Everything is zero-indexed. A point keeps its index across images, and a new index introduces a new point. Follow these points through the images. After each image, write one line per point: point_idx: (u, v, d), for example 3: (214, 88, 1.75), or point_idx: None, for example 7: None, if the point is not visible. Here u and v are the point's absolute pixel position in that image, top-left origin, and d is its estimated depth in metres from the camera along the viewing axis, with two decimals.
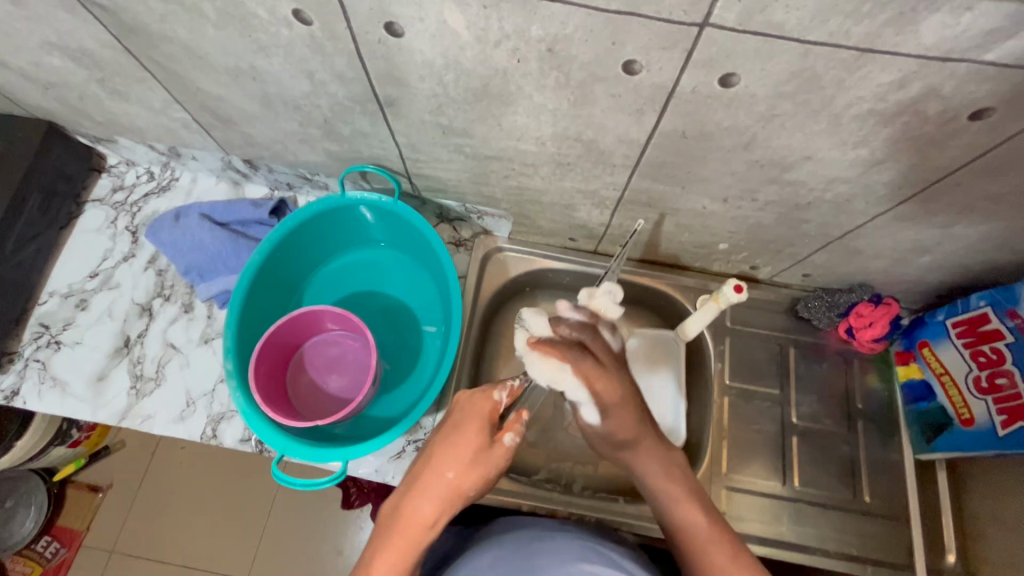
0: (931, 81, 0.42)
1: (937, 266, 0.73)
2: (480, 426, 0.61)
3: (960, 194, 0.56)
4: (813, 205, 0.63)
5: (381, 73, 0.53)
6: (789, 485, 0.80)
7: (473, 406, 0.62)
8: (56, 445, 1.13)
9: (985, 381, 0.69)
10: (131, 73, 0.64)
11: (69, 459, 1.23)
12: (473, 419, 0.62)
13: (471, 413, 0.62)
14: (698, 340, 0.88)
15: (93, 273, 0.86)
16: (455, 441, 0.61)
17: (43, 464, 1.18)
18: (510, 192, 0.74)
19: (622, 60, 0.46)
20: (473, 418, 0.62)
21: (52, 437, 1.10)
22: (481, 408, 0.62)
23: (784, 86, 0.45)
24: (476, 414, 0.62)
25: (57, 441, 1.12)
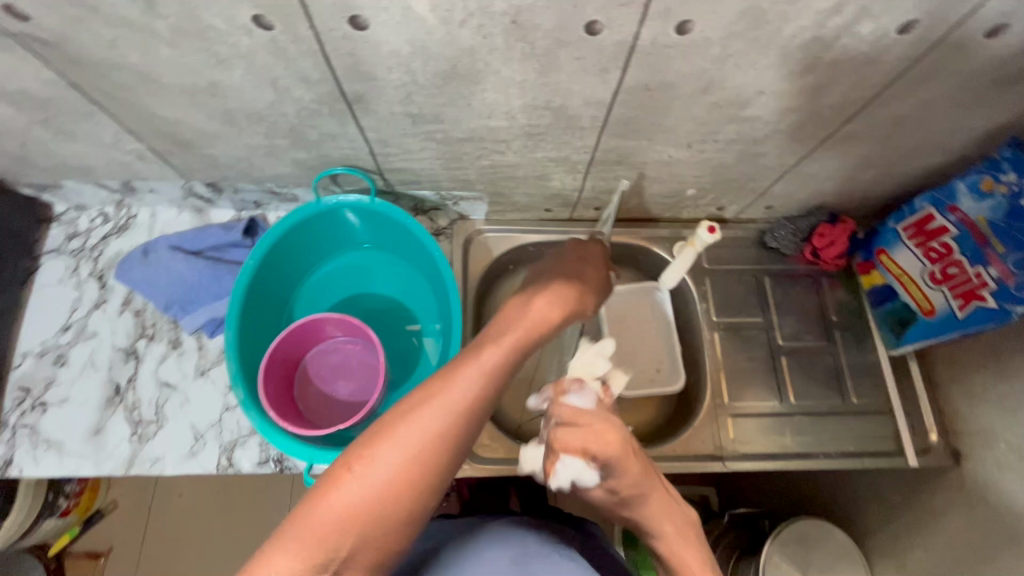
0: (863, 3, 0.46)
1: (883, 178, 0.80)
2: (550, 318, 0.58)
3: (896, 105, 0.62)
4: (769, 137, 0.68)
5: (348, 70, 0.54)
6: (786, 402, 0.86)
7: (546, 297, 0.59)
8: (45, 519, 1.07)
9: (939, 273, 0.77)
10: (77, 109, 0.61)
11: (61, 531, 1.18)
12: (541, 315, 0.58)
13: (545, 302, 0.59)
14: (681, 285, 0.93)
15: (65, 326, 0.82)
16: (526, 317, 0.57)
17: (34, 541, 1.13)
18: (484, 172, 0.76)
19: (584, 22, 0.48)
20: (546, 300, 0.59)
21: (40, 511, 1.04)
22: (555, 302, 0.59)
23: (735, 26, 0.48)
24: (549, 302, 0.59)
25: (45, 514, 1.07)
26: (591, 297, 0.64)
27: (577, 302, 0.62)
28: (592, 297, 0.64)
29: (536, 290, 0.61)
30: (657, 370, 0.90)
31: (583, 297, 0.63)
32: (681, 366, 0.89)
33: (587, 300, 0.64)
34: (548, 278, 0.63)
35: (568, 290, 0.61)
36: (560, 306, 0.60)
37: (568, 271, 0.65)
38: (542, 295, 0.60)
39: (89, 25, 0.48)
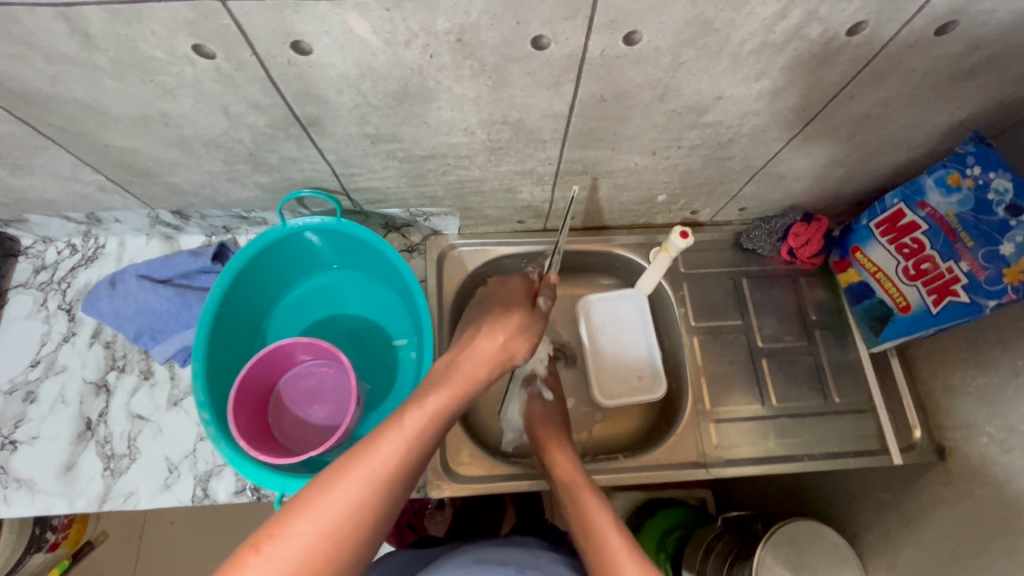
0: (809, 7, 0.46)
1: (852, 176, 0.80)
2: (476, 375, 0.57)
3: (856, 106, 0.62)
4: (733, 142, 0.67)
5: (298, 94, 0.53)
6: (769, 404, 0.85)
7: (472, 354, 0.59)
8: (33, 553, 1.05)
9: (912, 269, 0.77)
10: (29, 144, 0.61)
11: (49, 566, 1.14)
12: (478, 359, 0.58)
13: (470, 361, 0.58)
14: (659, 291, 0.93)
15: (35, 361, 0.81)
16: (460, 367, 0.57)
17: None
18: (451, 188, 0.75)
19: (530, 37, 0.47)
20: (473, 356, 0.58)
21: (27, 546, 1.02)
22: (481, 357, 0.59)
23: (683, 34, 0.48)
24: (476, 360, 0.58)
25: (33, 549, 1.04)
26: (523, 342, 0.62)
27: (505, 352, 0.61)
28: (524, 342, 0.63)
29: (464, 348, 0.60)
30: (639, 378, 0.89)
31: (513, 344, 0.61)
32: (662, 376, 0.88)
33: (518, 345, 0.62)
34: (480, 325, 0.62)
35: (493, 343, 0.60)
36: (489, 360, 0.59)
37: (497, 317, 0.63)
38: (467, 353, 0.59)
39: (29, 62, 0.47)
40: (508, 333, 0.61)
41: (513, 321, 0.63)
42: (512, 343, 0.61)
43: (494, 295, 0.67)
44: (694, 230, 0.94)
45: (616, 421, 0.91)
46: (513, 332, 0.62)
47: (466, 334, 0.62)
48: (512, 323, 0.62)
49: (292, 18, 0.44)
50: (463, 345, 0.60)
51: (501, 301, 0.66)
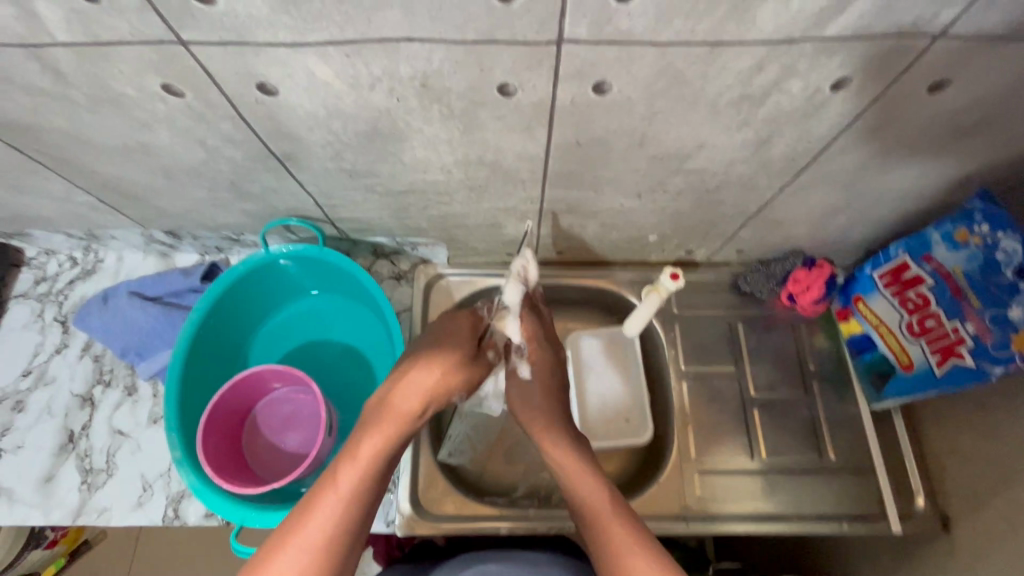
0: (786, 62, 0.44)
1: (854, 224, 0.76)
2: (409, 412, 0.59)
3: (849, 157, 0.59)
4: (721, 188, 0.65)
5: (270, 131, 0.53)
6: (758, 458, 0.81)
7: (405, 391, 0.60)
8: (32, 548, 1.06)
9: (916, 325, 0.72)
10: (21, 167, 0.63)
11: (48, 561, 1.17)
12: (409, 398, 0.60)
13: (404, 397, 0.60)
14: (650, 331, 0.90)
15: (26, 371, 0.83)
16: (390, 408, 0.59)
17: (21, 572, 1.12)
18: (434, 221, 0.75)
19: (495, 85, 0.47)
20: (404, 392, 0.60)
21: (25, 541, 1.03)
22: (414, 394, 0.60)
23: (654, 85, 0.46)
24: (409, 396, 0.60)
25: (31, 544, 1.06)
26: (461, 377, 0.64)
27: (442, 388, 0.62)
28: (462, 377, 0.64)
29: (397, 381, 0.61)
30: (626, 420, 0.85)
31: (449, 379, 0.63)
32: (650, 420, 0.84)
33: (456, 380, 0.63)
34: (415, 355, 0.63)
35: (429, 377, 0.61)
36: (421, 393, 0.60)
37: (432, 348, 0.64)
38: (401, 388, 0.60)
39: (9, 94, 0.49)
40: (446, 367, 0.62)
41: (454, 356, 0.63)
42: (450, 379, 0.63)
43: (438, 326, 0.67)
44: (689, 269, 0.91)
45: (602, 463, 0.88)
46: (451, 367, 0.63)
47: (402, 365, 0.63)
48: (453, 357, 0.63)
49: (254, 61, 0.44)
50: (395, 380, 0.61)
51: (446, 331, 0.66)
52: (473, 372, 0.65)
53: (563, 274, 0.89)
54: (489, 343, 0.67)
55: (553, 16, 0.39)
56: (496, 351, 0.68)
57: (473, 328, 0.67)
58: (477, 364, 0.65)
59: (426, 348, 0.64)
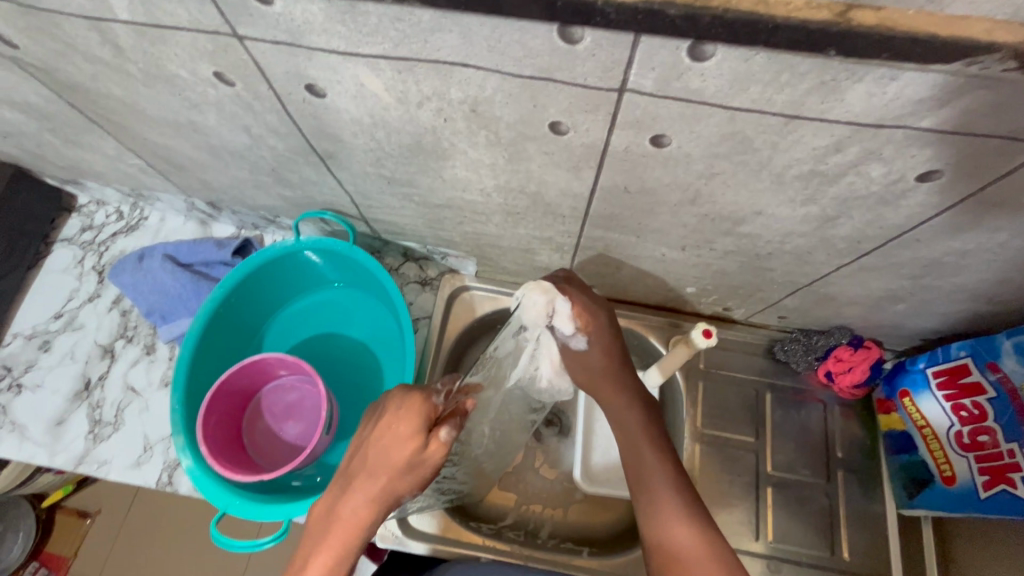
0: (869, 146, 0.40)
1: (915, 313, 0.69)
2: (357, 522, 0.50)
3: (923, 249, 0.53)
4: (773, 255, 0.60)
5: (314, 130, 0.52)
6: (763, 540, 0.76)
7: (350, 501, 0.50)
8: (43, 473, 1.10)
9: (966, 437, 0.66)
10: (79, 125, 0.64)
11: (58, 485, 1.22)
12: (355, 512, 0.50)
13: (350, 506, 0.50)
14: (672, 382, 0.85)
15: (58, 314, 0.86)
16: (337, 520, 0.50)
17: (32, 490, 1.16)
18: (467, 237, 0.73)
19: (547, 121, 0.44)
20: (351, 503, 0.50)
21: (38, 465, 1.07)
22: (359, 504, 0.50)
23: (717, 147, 0.43)
24: (356, 506, 0.50)
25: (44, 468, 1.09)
26: (413, 480, 0.50)
27: (393, 493, 0.50)
28: (412, 479, 0.50)
29: (346, 486, 0.51)
30: None
31: (395, 485, 0.50)
32: None
33: (404, 484, 0.50)
34: (365, 453, 0.51)
35: (372, 486, 0.50)
36: (367, 505, 0.50)
37: (382, 445, 0.50)
38: (348, 496, 0.50)
39: (73, 60, 0.50)
40: (393, 470, 0.49)
41: (396, 459, 0.49)
42: (395, 484, 0.50)
43: (386, 410, 0.51)
44: (724, 326, 0.86)
45: (599, 511, 0.84)
46: (396, 472, 0.49)
47: (353, 460, 0.52)
48: (397, 461, 0.49)
49: (305, 63, 0.43)
50: (344, 483, 0.51)
51: (389, 422, 0.50)
52: (430, 468, 0.51)
53: None
54: (442, 436, 0.49)
55: (618, 65, 0.36)
56: (452, 432, 0.50)
57: (423, 422, 0.49)
58: (431, 463, 0.50)
59: (372, 442, 0.50)
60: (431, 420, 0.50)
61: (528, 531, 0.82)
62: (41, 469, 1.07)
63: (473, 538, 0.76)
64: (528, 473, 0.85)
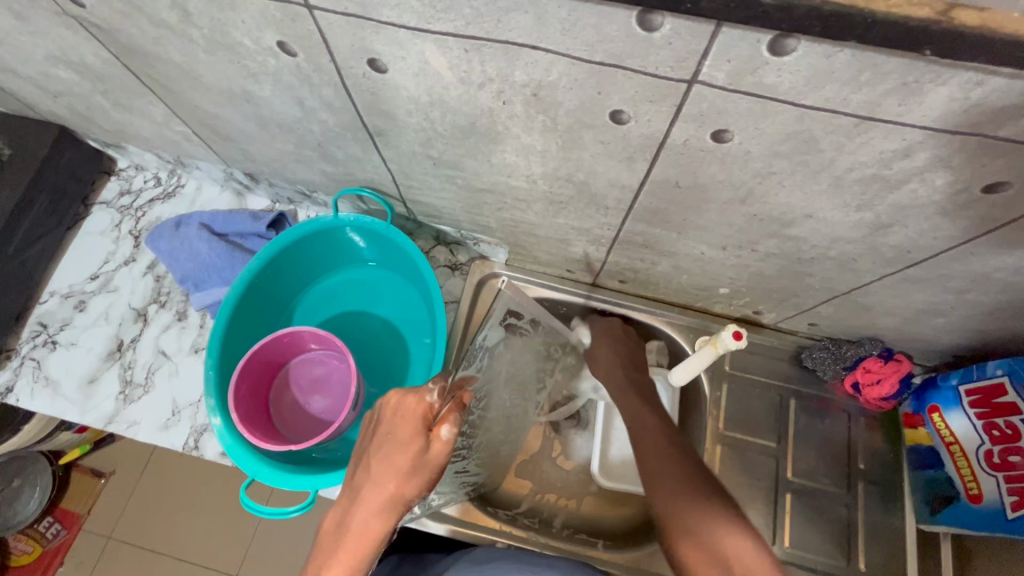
0: (939, 153, 0.39)
1: (953, 328, 0.68)
2: (371, 532, 0.48)
3: (974, 263, 0.53)
4: (816, 260, 0.60)
5: (369, 106, 0.53)
6: (780, 545, 0.76)
7: (359, 513, 0.48)
8: (64, 430, 1.12)
9: (996, 456, 0.65)
10: (132, 88, 0.65)
11: (77, 443, 1.25)
12: (366, 522, 0.48)
13: (360, 517, 0.48)
14: (695, 383, 0.85)
15: (94, 276, 0.88)
16: (345, 532, 0.48)
17: (53, 446, 1.19)
18: (504, 224, 0.73)
19: (609, 110, 0.44)
20: (361, 514, 0.48)
21: (62, 422, 1.09)
22: (370, 515, 0.48)
23: (779, 146, 0.42)
24: (366, 517, 0.48)
25: (66, 426, 1.12)
26: (422, 481, 0.49)
27: (402, 498, 0.48)
28: (421, 480, 0.49)
29: (354, 494, 0.49)
30: None
31: (403, 490, 0.48)
32: None
33: (413, 486, 0.48)
34: (369, 460, 0.49)
35: (380, 493, 0.48)
36: (377, 514, 0.48)
37: (387, 450, 0.48)
38: (356, 507, 0.48)
39: (137, 22, 0.50)
40: (400, 474, 0.48)
41: (400, 464, 0.48)
42: (404, 489, 0.48)
43: (383, 416, 0.50)
44: (752, 330, 0.86)
45: (614, 505, 0.84)
46: (403, 475, 0.48)
47: (358, 468, 0.50)
48: (402, 464, 0.48)
49: (372, 37, 0.43)
50: (350, 494, 0.49)
51: (387, 429, 0.49)
52: (437, 468, 0.49)
53: (617, 304, 0.85)
54: (443, 432, 0.48)
55: (693, 56, 0.36)
56: (454, 429, 0.48)
57: (420, 424, 0.48)
58: (437, 462, 0.49)
59: (376, 447, 0.49)
60: (428, 419, 0.49)
61: (541, 520, 0.82)
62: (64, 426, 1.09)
63: (489, 522, 0.76)
64: (545, 462, 0.86)
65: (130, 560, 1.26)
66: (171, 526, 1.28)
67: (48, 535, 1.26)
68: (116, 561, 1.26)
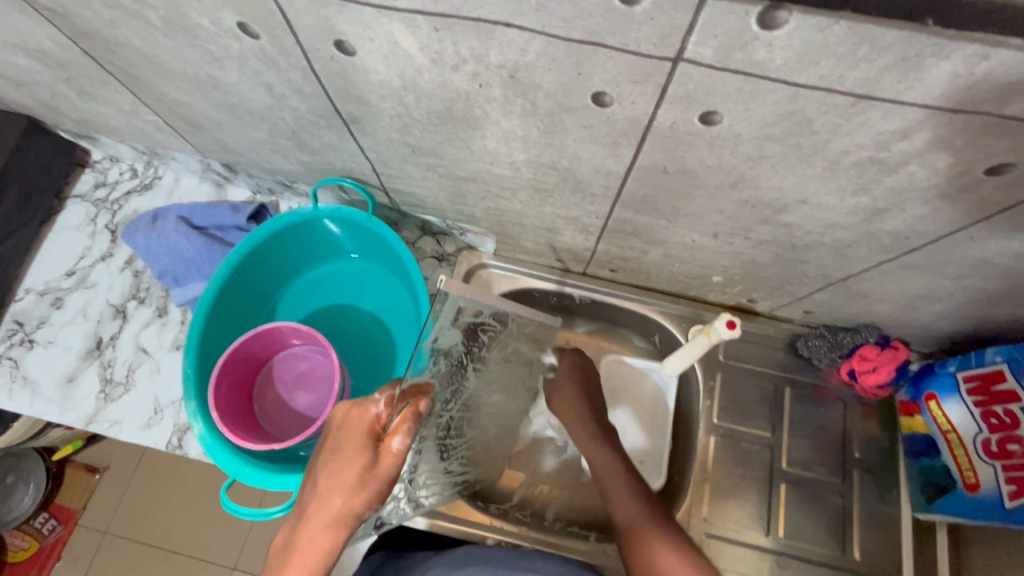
0: (940, 133, 0.37)
1: (951, 315, 0.67)
2: (318, 551, 0.45)
3: (975, 248, 0.50)
4: (811, 247, 0.58)
5: (340, 91, 0.50)
6: (774, 536, 0.75)
7: (306, 531, 0.46)
8: (54, 427, 1.11)
9: (994, 445, 0.64)
10: (95, 76, 0.62)
11: (67, 440, 1.24)
12: (313, 543, 0.45)
13: (306, 535, 0.46)
14: (688, 373, 0.84)
15: (71, 271, 0.85)
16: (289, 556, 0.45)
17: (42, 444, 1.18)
18: (489, 213, 0.70)
19: (590, 91, 0.41)
20: (309, 535, 0.46)
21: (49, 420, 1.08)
22: (316, 533, 0.46)
23: (772, 128, 0.40)
24: (314, 535, 0.46)
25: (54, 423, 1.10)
26: (371, 496, 0.47)
27: (351, 514, 0.46)
28: (371, 496, 0.47)
29: (301, 515, 0.47)
30: (639, 461, 0.81)
31: (352, 506, 0.46)
32: (665, 467, 0.80)
33: (362, 501, 0.47)
34: (316, 478, 0.47)
35: (327, 510, 0.46)
36: (324, 534, 0.46)
37: (334, 467, 0.47)
38: (303, 526, 0.46)
39: (90, 4, 0.47)
40: (348, 489, 0.46)
41: (348, 480, 0.46)
42: (354, 505, 0.46)
43: (331, 433, 0.50)
44: (746, 318, 0.84)
45: None
46: (351, 491, 0.46)
47: (306, 488, 0.48)
48: (349, 480, 0.46)
49: (337, 16, 0.40)
50: (298, 514, 0.47)
51: (335, 445, 0.48)
52: (386, 481, 0.48)
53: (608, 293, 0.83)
54: (394, 443, 0.48)
55: (677, 31, 0.33)
56: (406, 440, 0.48)
57: (368, 437, 0.47)
58: (387, 475, 0.48)
59: (323, 464, 0.48)
60: (377, 431, 0.48)
61: (533, 512, 0.81)
62: (51, 424, 1.07)
63: (480, 518, 0.74)
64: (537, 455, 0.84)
65: (125, 555, 1.25)
66: (164, 522, 1.27)
67: (44, 531, 1.24)
68: (111, 557, 1.25)
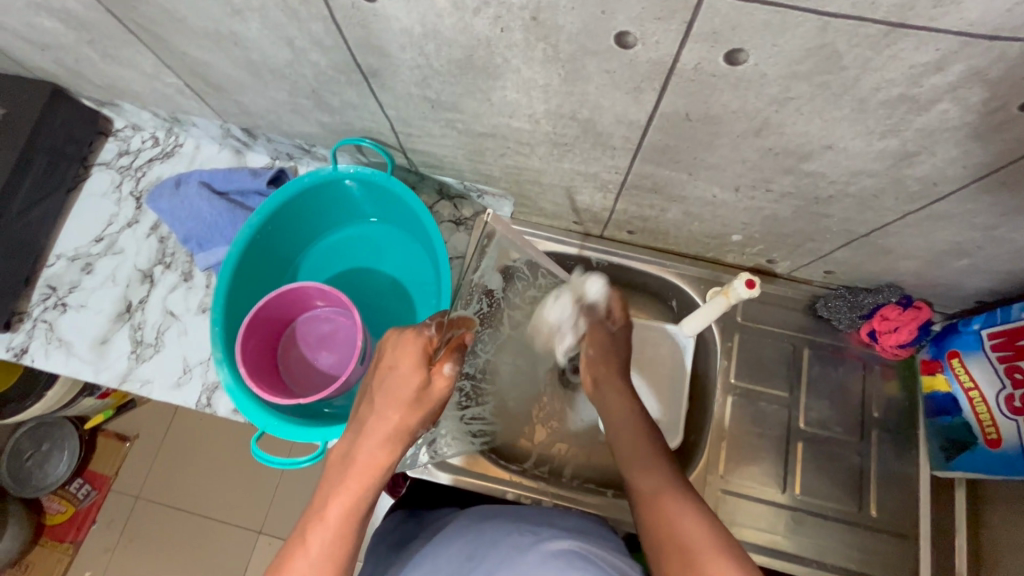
0: (975, 64, 0.36)
1: (977, 270, 0.66)
2: (376, 462, 0.48)
3: (1009, 194, 0.49)
4: (834, 199, 0.57)
5: (360, 42, 0.50)
6: (789, 493, 0.76)
7: (365, 443, 0.48)
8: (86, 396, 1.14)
9: (1017, 400, 0.63)
10: (117, 36, 0.63)
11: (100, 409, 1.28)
12: (369, 452, 0.48)
13: (364, 448, 0.48)
14: (706, 335, 0.84)
15: (98, 238, 0.87)
16: (350, 462, 0.47)
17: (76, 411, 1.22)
18: (508, 171, 0.70)
19: (614, 31, 0.41)
20: (368, 445, 0.48)
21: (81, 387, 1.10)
22: (375, 445, 0.48)
23: (799, 65, 0.39)
24: (373, 447, 0.48)
25: (87, 391, 1.14)
26: (423, 414, 0.50)
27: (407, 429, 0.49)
28: (424, 411, 0.50)
29: (358, 428, 0.49)
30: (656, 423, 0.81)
31: (408, 421, 0.49)
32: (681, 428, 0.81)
33: (417, 418, 0.49)
34: (373, 394, 0.50)
35: (384, 424, 0.48)
36: (381, 448, 0.48)
37: (392, 384, 0.49)
38: (361, 439, 0.48)
39: None
40: (405, 405, 0.49)
41: (405, 394, 0.49)
42: (409, 419, 0.49)
43: (383, 355, 0.52)
44: (765, 280, 0.83)
45: None
46: (408, 407, 0.49)
47: (360, 408, 0.51)
48: (405, 393, 0.49)
49: None
50: (355, 428, 0.49)
51: (388, 364, 0.50)
52: (438, 401, 0.51)
53: (626, 255, 0.83)
54: (445, 367, 0.50)
55: None
56: (455, 365, 0.50)
57: (421, 357, 0.50)
58: (439, 395, 0.50)
59: (379, 384, 0.50)
60: (430, 353, 0.50)
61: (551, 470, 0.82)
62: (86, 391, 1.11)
63: (499, 473, 0.76)
64: None
65: (157, 518, 1.30)
66: (193, 487, 1.32)
67: (80, 496, 1.31)
68: (145, 520, 1.30)
